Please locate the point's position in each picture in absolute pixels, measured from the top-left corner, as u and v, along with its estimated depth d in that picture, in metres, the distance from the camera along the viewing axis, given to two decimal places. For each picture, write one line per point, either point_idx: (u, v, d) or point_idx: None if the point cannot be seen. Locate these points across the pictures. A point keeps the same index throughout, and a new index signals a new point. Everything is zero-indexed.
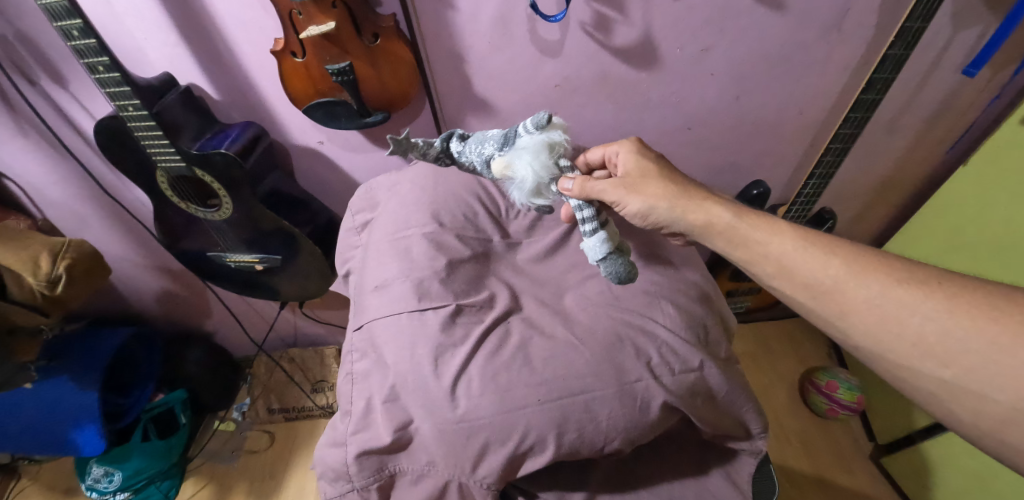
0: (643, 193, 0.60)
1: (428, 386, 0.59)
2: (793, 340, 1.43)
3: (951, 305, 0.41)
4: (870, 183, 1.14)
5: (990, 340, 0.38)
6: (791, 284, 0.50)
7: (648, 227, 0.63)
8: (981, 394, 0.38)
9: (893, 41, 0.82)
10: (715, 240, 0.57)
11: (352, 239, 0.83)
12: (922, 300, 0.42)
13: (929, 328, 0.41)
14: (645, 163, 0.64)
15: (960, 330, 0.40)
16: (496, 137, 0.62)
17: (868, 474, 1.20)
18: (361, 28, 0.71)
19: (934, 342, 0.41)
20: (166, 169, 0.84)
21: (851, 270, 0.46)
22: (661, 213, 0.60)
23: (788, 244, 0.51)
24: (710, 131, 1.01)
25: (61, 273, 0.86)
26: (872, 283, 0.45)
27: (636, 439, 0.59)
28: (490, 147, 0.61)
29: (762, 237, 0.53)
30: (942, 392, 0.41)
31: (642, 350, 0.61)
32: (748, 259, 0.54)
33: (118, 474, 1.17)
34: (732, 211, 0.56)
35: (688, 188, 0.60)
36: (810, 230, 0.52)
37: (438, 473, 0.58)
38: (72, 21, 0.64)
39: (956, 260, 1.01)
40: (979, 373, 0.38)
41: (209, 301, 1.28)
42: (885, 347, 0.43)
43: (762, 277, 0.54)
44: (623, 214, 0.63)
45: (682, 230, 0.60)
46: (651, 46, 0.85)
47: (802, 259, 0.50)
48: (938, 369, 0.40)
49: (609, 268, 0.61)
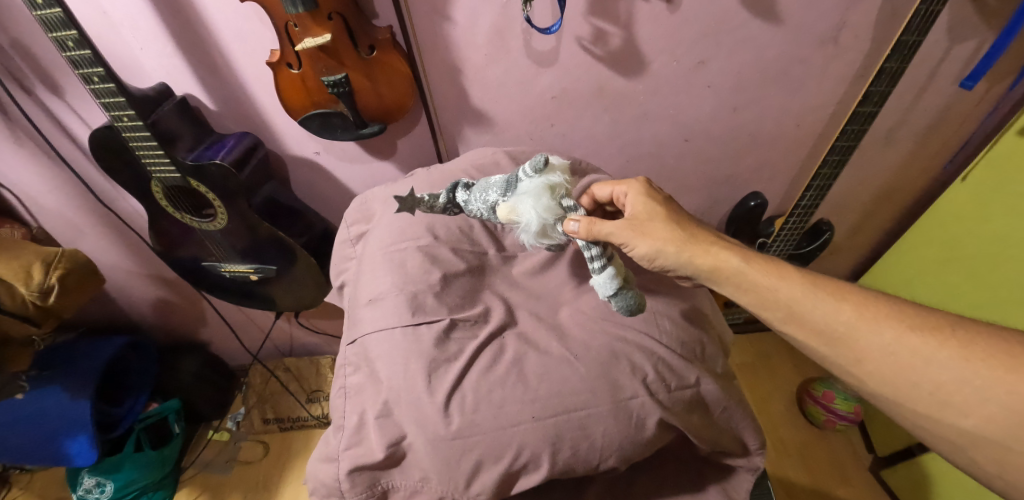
0: (651, 236, 0.58)
1: (422, 403, 0.58)
2: (792, 351, 1.42)
3: (967, 354, 0.41)
4: (867, 194, 1.14)
5: (1008, 389, 0.39)
6: (801, 329, 0.50)
7: (654, 268, 0.61)
8: (1004, 445, 0.39)
9: (889, 54, 0.82)
10: (721, 284, 0.56)
11: (346, 251, 0.82)
12: (937, 348, 0.43)
13: (946, 376, 0.42)
14: (652, 205, 0.61)
15: (978, 380, 0.40)
16: (499, 183, 0.60)
17: (868, 487, 1.19)
18: (357, 40, 0.71)
19: (951, 391, 0.41)
20: (161, 179, 0.83)
21: (863, 317, 0.47)
22: (669, 257, 0.58)
23: (797, 289, 0.51)
24: (708, 143, 1.01)
25: (54, 283, 0.85)
26: (885, 330, 0.45)
27: (632, 456, 0.58)
28: (494, 194, 0.60)
29: (770, 283, 0.52)
30: (964, 440, 0.41)
31: (638, 366, 0.60)
32: (757, 304, 0.53)
33: (110, 485, 1.14)
34: (740, 256, 0.55)
35: (694, 231, 0.59)
36: (818, 275, 0.52)
37: (431, 489, 0.57)
38: (67, 32, 0.64)
39: (950, 274, 1.01)
40: (1001, 423, 0.39)
41: (204, 310, 1.27)
42: (902, 394, 0.44)
43: (771, 321, 0.53)
44: (630, 254, 0.61)
45: (688, 274, 0.59)
46: (646, 59, 0.85)
47: (812, 304, 0.49)
48: (959, 419, 0.41)
49: (620, 302, 0.59)
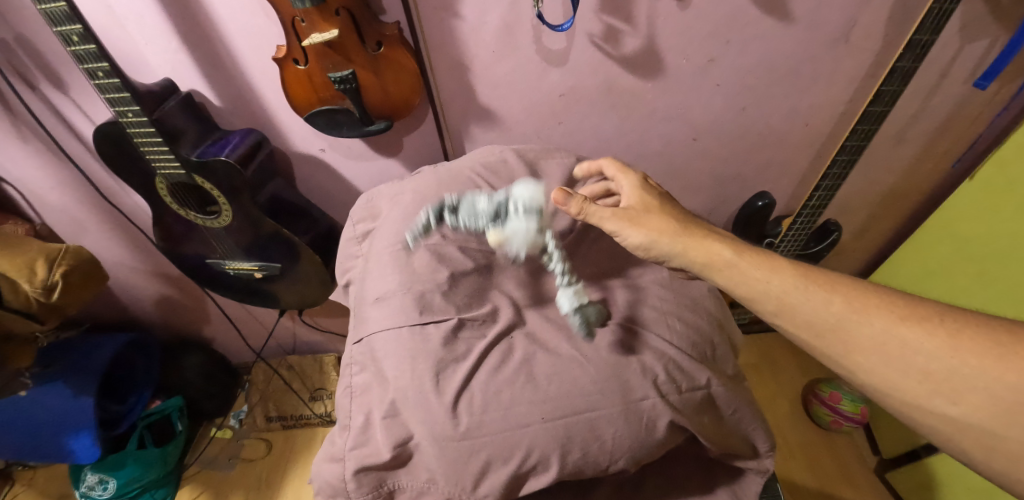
0: (645, 226, 0.59)
1: (430, 403, 0.57)
2: (798, 352, 1.42)
3: (954, 344, 0.40)
4: (876, 194, 1.13)
5: (997, 377, 0.37)
6: (792, 322, 0.48)
7: (648, 260, 0.61)
8: (993, 432, 0.37)
9: (902, 53, 0.81)
10: (714, 277, 0.55)
11: (352, 249, 0.81)
12: (924, 338, 0.41)
13: (934, 365, 0.40)
14: (649, 199, 0.62)
15: (966, 368, 0.39)
16: (489, 212, 0.70)
17: (874, 488, 1.19)
18: (364, 35, 0.70)
19: (941, 380, 0.39)
20: (166, 175, 0.82)
21: (853, 308, 0.45)
22: (662, 248, 0.58)
23: (789, 282, 0.49)
24: (716, 141, 1.00)
25: (58, 280, 0.85)
26: (874, 321, 0.44)
27: (642, 458, 0.57)
28: (485, 221, 0.70)
29: (762, 276, 0.51)
30: (952, 429, 0.39)
31: (649, 367, 0.59)
32: (747, 296, 0.51)
33: (112, 482, 1.13)
34: (733, 249, 0.54)
35: (689, 225, 0.58)
36: (809, 269, 0.51)
37: (438, 490, 0.57)
38: (72, 26, 0.63)
39: (959, 274, 1.00)
40: (989, 409, 0.37)
41: (207, 307, 1.26)
42: (892, 384, 0.42)
43: (763, 313, 0.51)
44: (624, 244, 0.61)
45: (683, 267, 0.58)
46: (656, 56, 0.84)
47: (801, 296, 0.48)
48: (947, 406, 0.39)
49: (586, 313, 0.63)
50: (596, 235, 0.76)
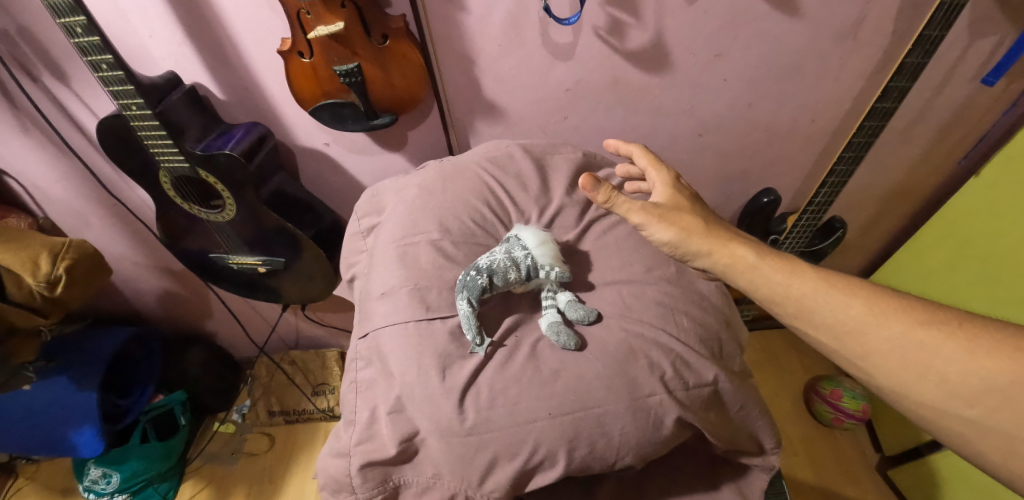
0: (674, 223, 0.57)
1: (436, 398, 0.57)
2: (801, 350, 1.41)
3: (972, 347, 0.39)
4: (883, 190, 1.12)
5: (1014, 380, 0.37)
6: (811, 326, 0.47)
7: (673, 257, 0.60)
8: (1010, 435, 0.37)
9: (912, 49, 0.80)
10: (736, 279, 0.54)
11: (358, 243, 0.81)
12: (943, 342, 0.41)
13: (951, 368, 0.40)
14: (678, 198, 0.61)
15: (984, 371, 0.38)
16: (517, 268, 0.63)
17: (876, 486, 1.19)
18: (371, 29, 0.69)
19: (958, 382, 0.39)
20: (170, 169, 0.82)
21: (872, 312, 0.44)
22: (688, 247, 0.57)
23: (810, 285, 0.48)
24: (722, 137, 0.99)
25: (61, 273, 0.85)
26: (892, 324, 0.43)
27: (648, 454, 0.57)
28: (516, 276, 0.63)
29: (783, 279, 0.50)
30: (969, 431, 0.39)
31: (656, 363, 0.59)
32: (768, 299, 0.51)
33: (116, 476, 1.15)
34: (757, 251, 0.54)
35: (715, 226, 0.57)
36: (829, 272, 0.50)
37: (444, 485, 0.57)
38: (75, 17, 0.62)
39: (964, 273, 1.00)
40: (1006, 412, 0.37)
41: (209, 301, 1.26)
42: (907, 386, 0.42)
43: (782, 317, 0.50)
44: (651, 240, 0.60)
45: (706, 268, 0.57)
46: (662, 50, 0.83)
47: (822, 300, 0.47)
48: (963, 408, 0.39)
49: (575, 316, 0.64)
50: (602, 231, 0.76)
